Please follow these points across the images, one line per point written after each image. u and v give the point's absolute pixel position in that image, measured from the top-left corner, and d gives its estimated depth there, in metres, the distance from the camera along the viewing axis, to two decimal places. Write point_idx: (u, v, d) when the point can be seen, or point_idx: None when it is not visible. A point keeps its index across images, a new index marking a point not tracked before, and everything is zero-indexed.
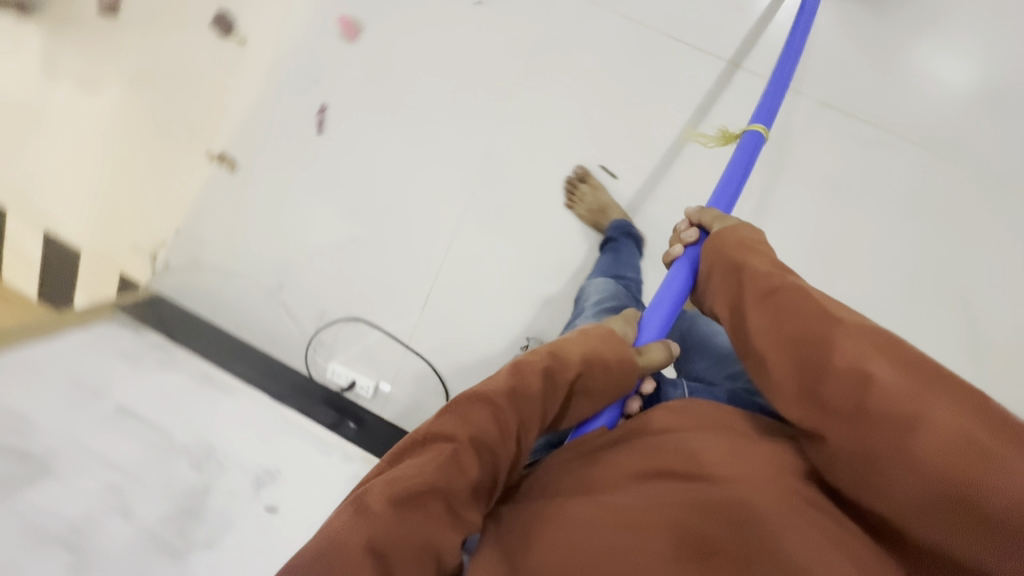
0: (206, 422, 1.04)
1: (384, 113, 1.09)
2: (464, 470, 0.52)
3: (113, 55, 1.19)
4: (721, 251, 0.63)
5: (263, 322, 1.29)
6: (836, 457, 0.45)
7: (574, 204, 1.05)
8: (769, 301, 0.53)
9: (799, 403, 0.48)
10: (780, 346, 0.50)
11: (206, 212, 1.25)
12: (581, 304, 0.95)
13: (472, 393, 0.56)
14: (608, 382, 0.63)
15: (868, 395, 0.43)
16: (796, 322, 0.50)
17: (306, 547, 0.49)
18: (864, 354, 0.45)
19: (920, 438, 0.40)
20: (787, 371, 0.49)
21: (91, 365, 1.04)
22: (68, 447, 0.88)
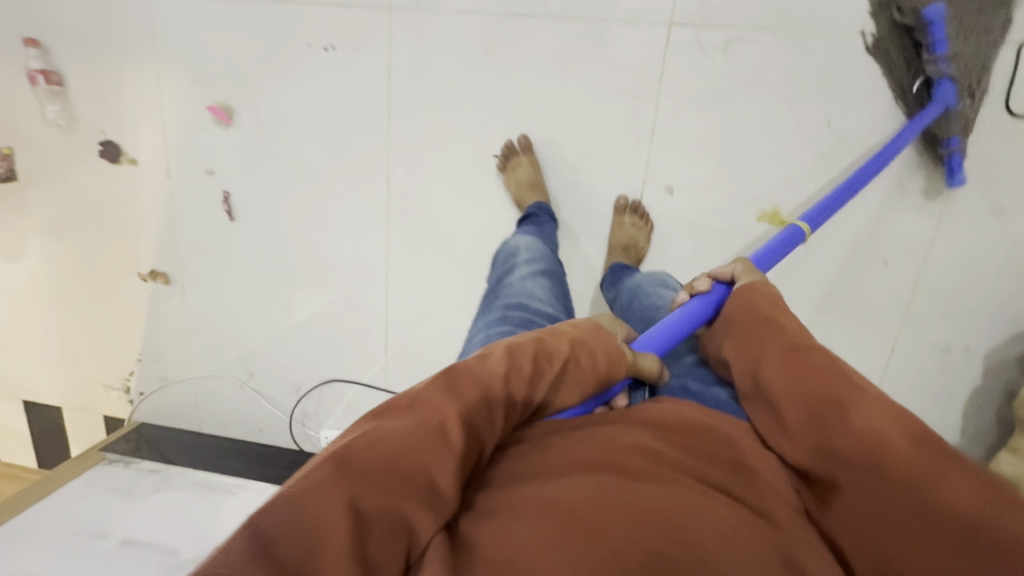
0: (213, 528, 1.06)
1: (283, 180, 1.11)
2: (453, 447, 0.47)
3: (26, 215, 1.22)
4: (755, 304, 0.70)
5: (247, 415, 1.30)
6: (847, 510, 0.48)
7: (506, 169, 1.03)
8: (787, 357, 0.60)
9: (806, 445, 0.53)
10: (802, 404, 0.55)
11: (159, 330, 1.27)
12: (510, 261, 0.95)
13: (465, 367, 0.53)
14: (596, 368, 0.61)
15: (885, 456, 0.46)
16: (812, 374, 0.56)
17: (274, 503, 0.42)
18: (869, 408, 0.50)
19: (937, 505, 0.43)
20: (796, 416, 0.55)
21: (87, 512, 1.07)
22: None
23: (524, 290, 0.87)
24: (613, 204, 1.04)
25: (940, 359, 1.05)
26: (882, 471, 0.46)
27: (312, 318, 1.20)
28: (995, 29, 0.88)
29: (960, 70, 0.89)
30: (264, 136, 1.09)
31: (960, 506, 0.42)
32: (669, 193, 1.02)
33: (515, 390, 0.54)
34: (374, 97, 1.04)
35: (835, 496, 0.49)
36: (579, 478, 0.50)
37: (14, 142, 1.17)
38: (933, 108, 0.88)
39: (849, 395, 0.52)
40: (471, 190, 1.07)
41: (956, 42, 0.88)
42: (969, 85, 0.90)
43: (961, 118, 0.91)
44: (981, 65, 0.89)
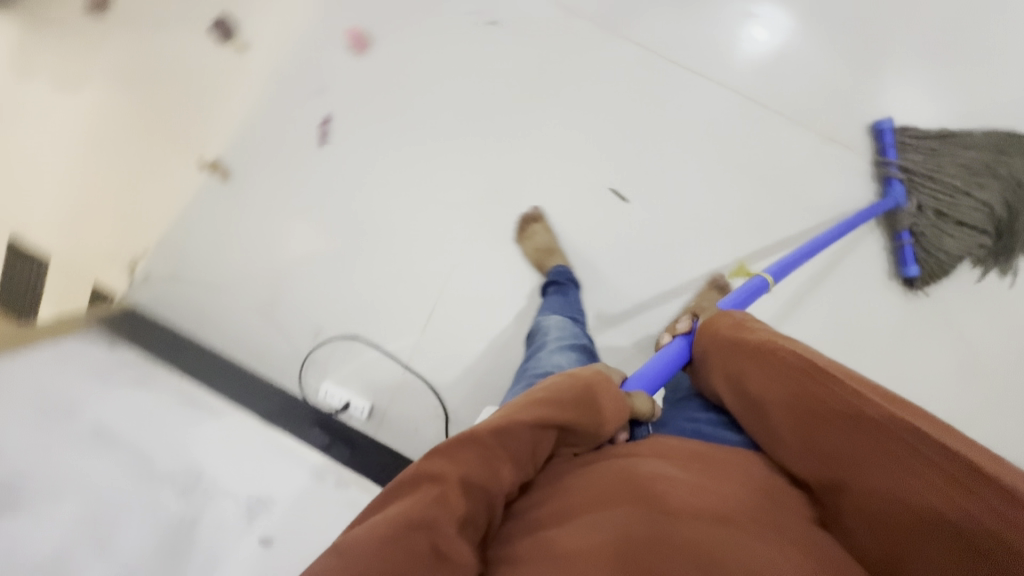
0: (193, 446, 0.99)
1: (392, 127, 1.07)
2: (451, 505, 0.52)
3: (99, 56, 1.14)
4: (721, 330, 0.76)
5: (253, 338, 1.23)
6: (855, 494, 0.55)
7: (523, 239, 1.06)
8: (763, 368, 0.66)
9: (806, 452, 0.60)
10: (792, 406, 0.61)
11: (193, 221, 1.19)
12: (540, 338, 0.94)
13: (468, 432, 0.58)
14: (593, 420, 0.66)
15: (873, 436, 0.54)
16: (791, 380, 0.63)
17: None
18: (849, 402, 0.57)
19: (918, 465, 0.51)
20: (790, 423, 0.61)
21: (62, 386, 0.97)
22: (36, 473, 0.82)
23: (553, 364, 0.85)
24: (708, 278, 1.04)
25: None
26: (872, 467, 0.54)
27: (361, 270, 1.16)
28: (975, 163, 1.00)
29: (924, 182, 1.02)
30: (393, 76, 1.06)
31: (940, 480, 0.50)
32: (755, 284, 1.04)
33: (516, 451, 0.59)
34: (516, 87, 1.04)
35: (839, 484, 0.56)
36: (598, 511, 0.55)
37: None
38: (887, 202, 1.01)
39: (829, 391, 0.59)
40: (572, 209, 1.06)
41: (921, 158, 1.01)
42: (929, 196, 1.02)
43: (916, 219, 1.03)
44: (950, 186, 1.01)
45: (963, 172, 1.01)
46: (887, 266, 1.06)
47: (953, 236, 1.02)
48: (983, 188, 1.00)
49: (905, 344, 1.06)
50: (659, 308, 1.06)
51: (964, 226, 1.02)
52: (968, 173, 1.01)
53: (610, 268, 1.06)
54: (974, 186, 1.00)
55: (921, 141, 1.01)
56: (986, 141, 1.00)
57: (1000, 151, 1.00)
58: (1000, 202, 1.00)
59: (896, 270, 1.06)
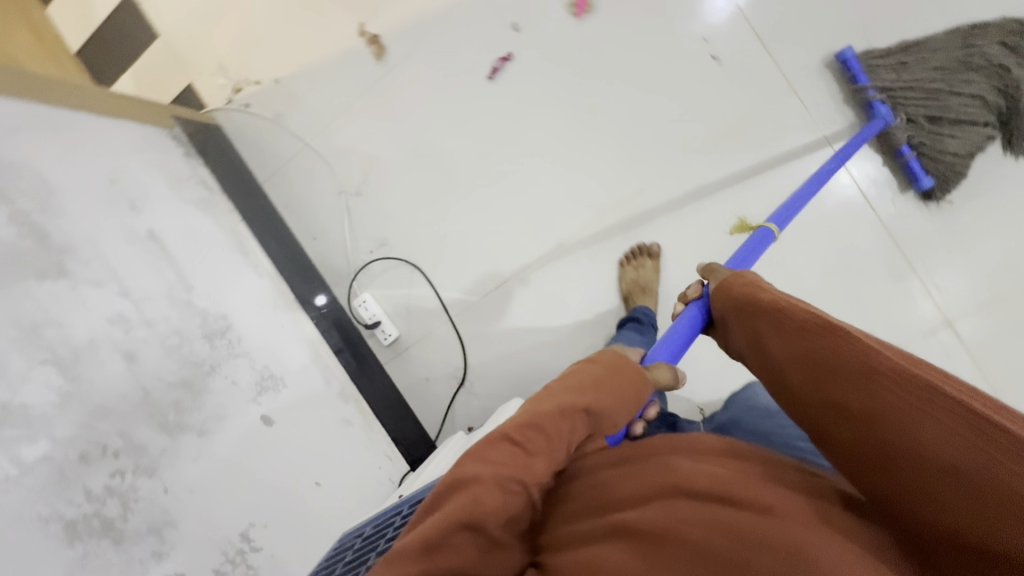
0: (229, 294, 0.94)
1: (563, 99, 1.05)
2: (490, 503, 0.48)
3: None
4: (732, 293, 0.64)
5: (317, 217, 1.18)
6: (869, 463, 0.44)
7: (628, 264, 1.05)
8: (772, 321, 0.56)
9: (823, 413, 0.48)
10: (798, 361, 0.51)
11: (323, 80, 1.14)
12: None
13: (495, 434, 0.54)
14: (622, 404, 0.58)
15: (880, 389, 0.45)
16: (803, 335, 0.52)
17: None
18: (864, 354, 0.47)
19: (933, 419, 0.42)
20: (801, 386, 0.50)
21: (133, 175, 0.91)
22: (88, 249, 0.76)
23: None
24: None
25: None
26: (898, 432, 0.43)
27: (458, 209, 1.12)
28: (950, 63, 0.97)
29: (905, 94, 0.98)
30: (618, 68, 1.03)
31: (959, 429, 0.41)
32: None
33: (547, 446, 0.53)
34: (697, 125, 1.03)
35: (850, 450, 0.46)
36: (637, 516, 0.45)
37: None
38: (875, 123, 0.96)
39: (843, 344, 0.49)
40: (688, 262, 1.04)
41: (894, 76, 0.98)
42: (917, 108, 0.98)
43: (911, 131, 0.98)
44: (930, 94, 0.98)
45: (941, 75, 0.97)
46: (898, 185, 1.01)
47: (955, 137, 0.97)
48: (969, 82, 0.96)
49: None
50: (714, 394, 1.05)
51: (965, 123, 0.97)
52: (947, 74, 0.97)
53: None
54: (958, 82, 0.96)
55: (886, 58, 0.98)
56: (952, 41, 0.97)
57: (974, 43, 0.97)
58: (989, 91, 0.96)
59: (909, 188, 1.00)
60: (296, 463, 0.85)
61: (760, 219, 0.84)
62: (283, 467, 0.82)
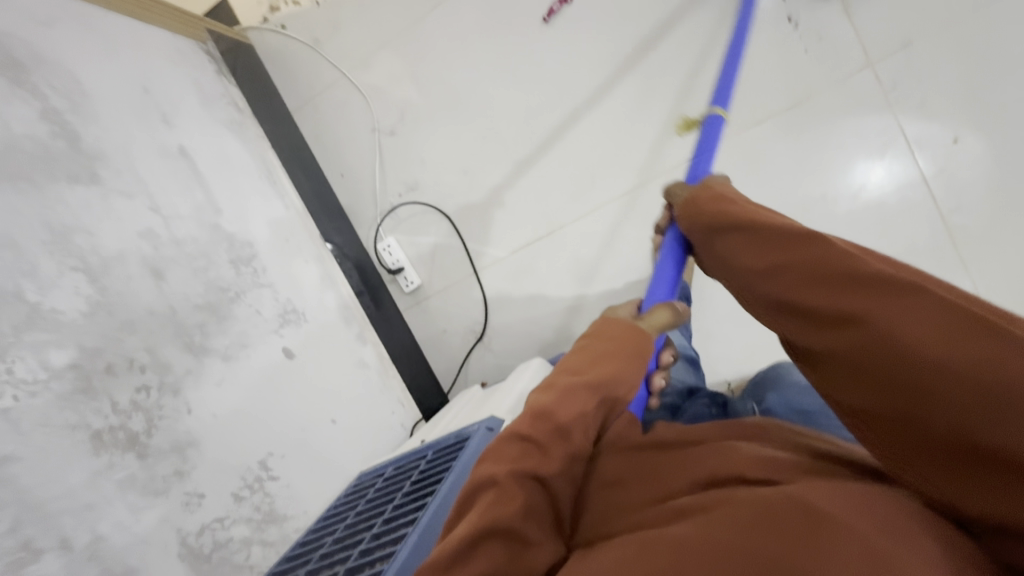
0: (255, 222, 0.91)
1: (618, 52, 0.99)
2: (511, 502, 0.44)
3: None
4: (692, 207, 0.54)
5: (347, 154, 1.14)
6: (854, 383, 0.33)
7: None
8: (734, 230, 0.45)
9: (796, 325, 0.37)
10: (766, 270, 0.39)
11: (367, 7, 1.09)
12: None
13: (508, 432, 0.51)
14: (637, 371, 0.55)
15: (861, 290, 0.33)
16: (768, 239, 0.41)
17: None
18: (834, 253, 0.36)
19: (927, 319, 0.30)
20: (768, 298, 0.39)
21: (165, 86, 0.87)
22: (120, 158, 0.73)
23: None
24: None
25: None
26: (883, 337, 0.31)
27: (494, 159, 1.08)
28: None
29: None
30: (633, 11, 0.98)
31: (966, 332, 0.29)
32: None
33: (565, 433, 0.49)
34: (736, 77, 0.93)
35: (832, 370, 0.34)
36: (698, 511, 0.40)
37: None
38: None
39: (809, 242, 0.37)
40: None
41: None
42: None
43: None
44: None
45: None
46: None
47: None
48: None
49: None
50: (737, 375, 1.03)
51: None
52: None
53: None
54: None
55: None
56: None
57: None
58: None
59: None
60: (315, 399, 0.84)
61: (708, 106, 0.81)
62: (301, 401, 0.81)
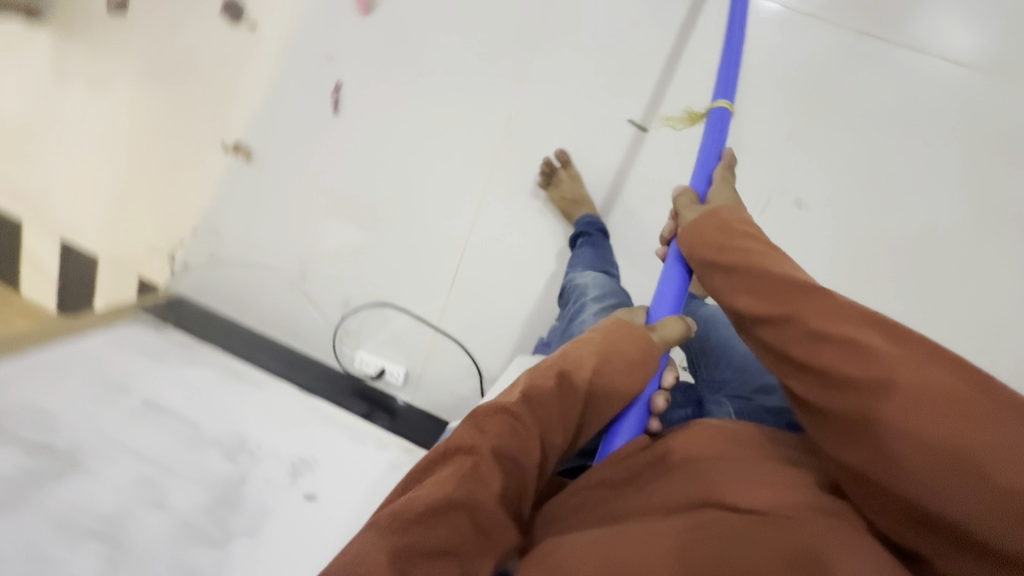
0: (238, 414, 1.01)
1: (404, 87, 1.06)
2: (486, 481, 0.50)
3: (120, 53, 1.17)
4: (702, 237, 0.59)
5: (287, 316, 1.25)
6: (856, 441, 0.42)
7: (549, 186, 1.03)
8: (743, 277, 0.52)
9: (799, 374, 0.46)
10: (780, 332, 0.47)
11: (223, 205, 1.22)
12: (579, 298, 0.88)
13: (495, 405, 0.55)
14: (623, 372, 0.61)
15: (867, 363, 0.41)
16: (780, 295, 0.48)
17: (341, 552, 0.45)
18: (843, 318, 0.44)
19: (924, 405, 0.38)
20: (778, 347, 0.47)
21: (116, 364, 1.02)
22: (97, 440, 0.85)
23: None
24: None
25: None
26: (881, 398, 0.40)
27: (384, 235, 1.15)
28: None
29: None
30: (404, 55, 1.05)
31: (957, 417, 0.37)
32: (796, 206, 0.97)
33: (547, 417, 0.54)
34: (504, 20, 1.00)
35: (834, 421, 0.43)
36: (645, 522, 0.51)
37: None
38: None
39: (825, 309, 0.45)
40: (590, 149, 1.03)
41: None
42: None
43: None
44: None
45: None
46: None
47: None
48: None
49: (993, 249, 0.92)
50: None
51: None
52: None
53: (637, 205, 1.03)
54: None
55: None
56: None
57: None
58: None
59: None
60: (355, 518, 0.88)
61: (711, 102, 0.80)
62: (336, 529, 0.86)
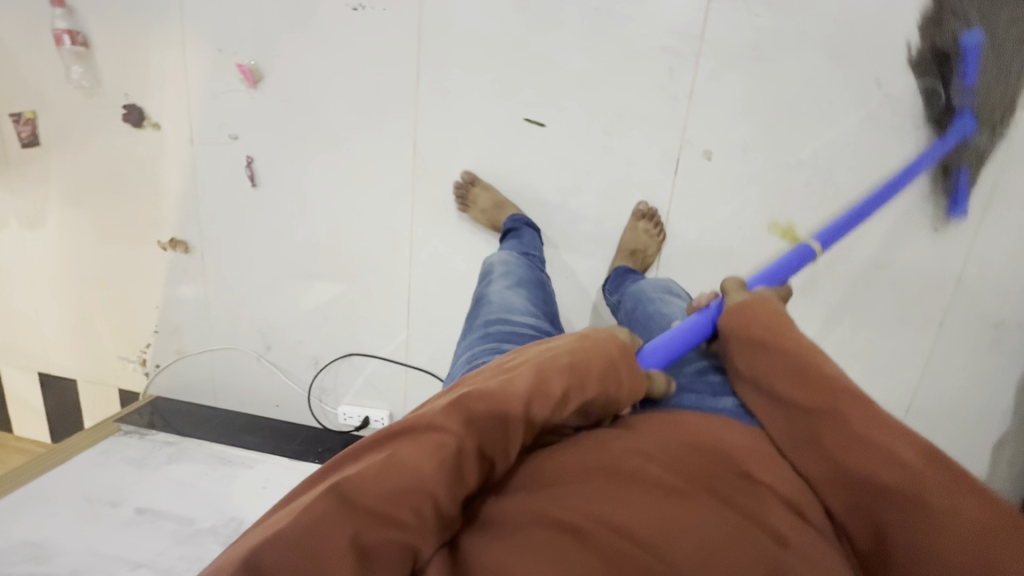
0: (228, 499, 1.02)
1: (310, 145, 1.08)
2: (464, 478, 0.45)
3: (43, 181, 1.21)
4: (749, 320, 0.67)
5: (264, 391, 1.27)
6: (875, 534, 0.47)
7: (468, 207, 1.04)
8: (785, 364, 0.59)
9: (827, 462, 0.52)
10: (813, 421, 0.54)
11: (177, 301, 1.25)
12: (486, 277, 0.92)
13: (489, 391, 0.48)
14: (616, 390, 0.57)
15: (894, 468, 0.47)
16: (815, 390, 0.55)
17: (295, 522, 0.39)
18: (880, 427, 0.50)
19: (946, 520, 0.43)
20: (808, 432, 0.54)
21: (101, 480, 1.03)
22: (91, 560, 0.87)
23: (504, 302, 0.84)
24: (633, 207, 1.02)
25: (993, 335, 1.00)
26: (911, 507, 0.44)
27: (331, 289, 1.17)
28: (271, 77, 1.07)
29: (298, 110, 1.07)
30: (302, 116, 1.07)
31: (974, 541, 0.41)
32: (706, 157, 0.98)
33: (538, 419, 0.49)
34: (383, 57, 1.01)
35: (855, 510, 0.49)
36: (661, 535, 0.43)
37: (38, 106, 1.15)
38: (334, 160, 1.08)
39: (862, 415, 0.51)
40: (499, 156, 1.03)
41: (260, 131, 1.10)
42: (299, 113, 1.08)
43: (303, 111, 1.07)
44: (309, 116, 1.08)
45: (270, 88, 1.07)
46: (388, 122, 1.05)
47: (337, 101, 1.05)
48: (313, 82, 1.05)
49: (900, 152, 0.94)
50: (619, 220, 1.03)
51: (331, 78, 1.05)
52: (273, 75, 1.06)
53: (558, 197, 1.04)
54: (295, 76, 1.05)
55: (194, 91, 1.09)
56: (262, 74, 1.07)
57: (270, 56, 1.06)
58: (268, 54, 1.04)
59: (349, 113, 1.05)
60: None
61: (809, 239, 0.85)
62: None
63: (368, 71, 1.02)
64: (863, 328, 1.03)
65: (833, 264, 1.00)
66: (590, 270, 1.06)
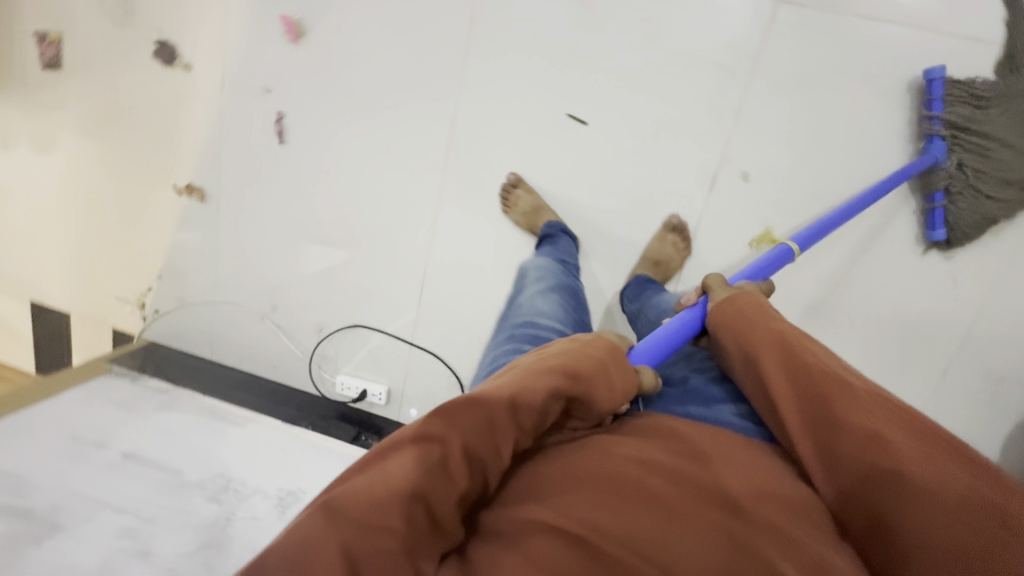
0: (217, 454, 1.01)
1: (344, 109, 1.06)
2: (453, 480, 0.43)
3: (60, 107, 1.17)
4: (737, 311, 0.67)
5: (262, 351, 1.26)
6: (861, 515, 0.48)
7: (509, 210, 1.04)
8: (773, 350, 0.60)
9: (815, 451, 0.52)
10: (800, 407, 0.55)
11: (185, 248, 1.22)
12: (520, 281, 0.95)
13: (471, 394, 0.46)
14: (608, 394, 0.55)
15: (880, 451, 0.48)
16: (802, 382, 0.56)
17: (283, 539, 0.38)
18: (869, 414, 0.51)
19: (931, 499, 0.44)
20: (794, 419, 0.55)
21: (89, 420, 1.01)
22: (73, 499, 0.85)
23: (534, 307, 0.86)
24: (664, 219, 1.02)
25: (993, 389, 1.02)
26: (900, 488, 0.46)
27: (345, 257, 1.15)
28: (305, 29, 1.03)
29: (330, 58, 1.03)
30: (340, 79, 1.04)
31: (958, 515, 0.43)
32: (743, 178, 0.98)
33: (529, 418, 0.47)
34: (432, 30, 0.99)
35: (842, 494, 0.49)
36: (657, 549, 0.42)
37: (65, 29, 1.11)
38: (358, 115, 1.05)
39: (848, 401, 0.52)
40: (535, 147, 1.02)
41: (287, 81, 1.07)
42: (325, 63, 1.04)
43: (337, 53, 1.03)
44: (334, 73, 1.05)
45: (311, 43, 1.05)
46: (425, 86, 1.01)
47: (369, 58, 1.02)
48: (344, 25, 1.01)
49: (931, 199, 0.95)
50: (646, 228, 1.02)
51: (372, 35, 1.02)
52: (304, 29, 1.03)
53: (588, 196, 1.03)
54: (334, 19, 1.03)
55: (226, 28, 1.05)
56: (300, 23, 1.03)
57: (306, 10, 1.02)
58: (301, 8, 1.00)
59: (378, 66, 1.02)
60: None
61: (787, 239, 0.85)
62: None
63: (415, 43, 1.00)
64: (868, 366, 1.05)
65: (850, 300, 1.01)
66: (609, 273, 1.06)
